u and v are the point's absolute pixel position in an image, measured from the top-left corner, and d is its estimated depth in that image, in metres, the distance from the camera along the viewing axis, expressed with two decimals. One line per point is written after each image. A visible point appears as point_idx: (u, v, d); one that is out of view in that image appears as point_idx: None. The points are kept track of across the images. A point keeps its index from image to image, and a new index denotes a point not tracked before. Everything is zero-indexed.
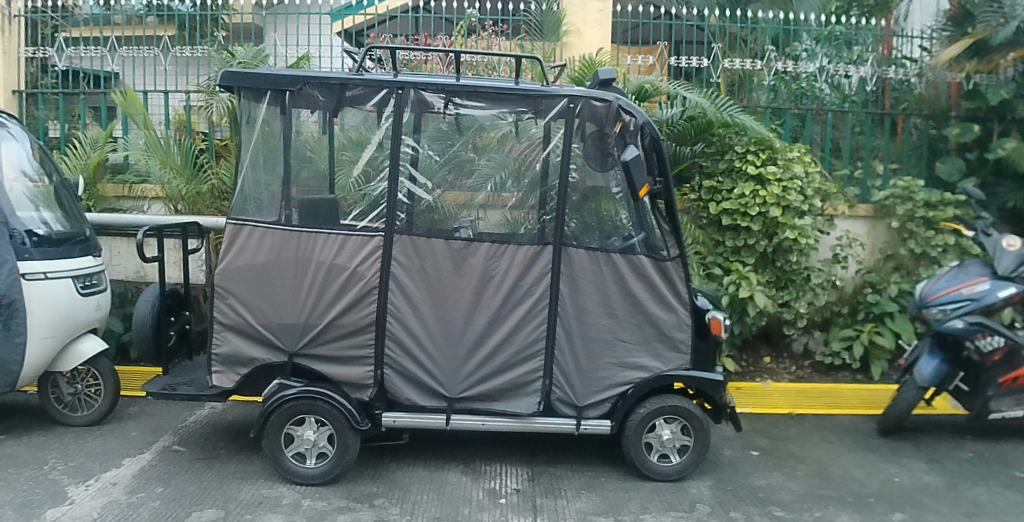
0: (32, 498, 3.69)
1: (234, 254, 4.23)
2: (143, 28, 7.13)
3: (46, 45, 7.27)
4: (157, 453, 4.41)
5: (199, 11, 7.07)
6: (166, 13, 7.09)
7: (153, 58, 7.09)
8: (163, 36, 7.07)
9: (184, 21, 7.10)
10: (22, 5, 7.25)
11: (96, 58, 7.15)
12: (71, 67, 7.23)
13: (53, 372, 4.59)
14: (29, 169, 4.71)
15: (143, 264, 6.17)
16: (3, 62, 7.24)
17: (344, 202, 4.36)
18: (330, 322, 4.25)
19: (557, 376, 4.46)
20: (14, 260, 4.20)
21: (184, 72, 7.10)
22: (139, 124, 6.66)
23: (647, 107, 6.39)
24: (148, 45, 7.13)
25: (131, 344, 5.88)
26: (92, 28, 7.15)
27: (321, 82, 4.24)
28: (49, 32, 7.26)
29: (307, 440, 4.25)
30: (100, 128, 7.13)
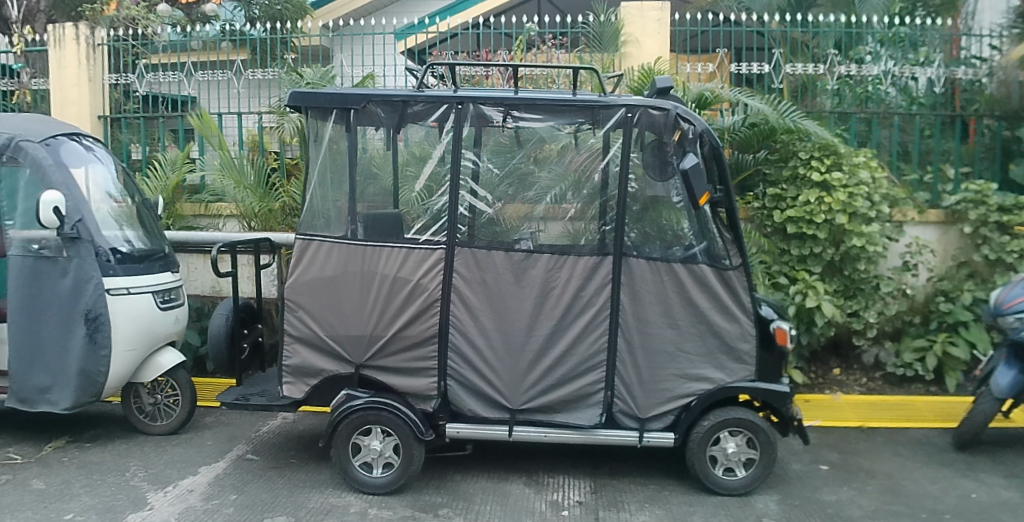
0: (114, 503, 3.86)
1: (303, 268, 4.37)
2: (217, 53, 7.34)
3: (128, 72, 7.61)
4: (231, 461, 4.52)
5: (268, 34, 7.25)
6: (239, 38, 7.21)
7: (225, 81, 7.29)
8: (236, 60, 7.24)
9: (256, 45, 7.23)
10: (105, 34, 7.61)
11: (175, 83, 7.43)
12: (151, 92, 7.56)
13: (136, 383, 4.65)
14: (114, 191, 4.74)
15: (218, 279, 6.36)
16: (88, 90, 7.60)
17: (407, 217, 4.45)
18: (396, 334, 4.32)
19: (619, 388, 4.45)
20: (100, 276, 4.20)
21: (255, 94, 7.27)
22: (213, 145, 6.91)
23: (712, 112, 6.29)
24: (221, 69, 7.30)
25: (207, 357, 6.01)
26: (171, 55, 7.46)
27: (384, 98, 4.35)
28: (130, 59, 7.57)
29: (374, 450, 4.33)
30: (177, 150, 7.41)
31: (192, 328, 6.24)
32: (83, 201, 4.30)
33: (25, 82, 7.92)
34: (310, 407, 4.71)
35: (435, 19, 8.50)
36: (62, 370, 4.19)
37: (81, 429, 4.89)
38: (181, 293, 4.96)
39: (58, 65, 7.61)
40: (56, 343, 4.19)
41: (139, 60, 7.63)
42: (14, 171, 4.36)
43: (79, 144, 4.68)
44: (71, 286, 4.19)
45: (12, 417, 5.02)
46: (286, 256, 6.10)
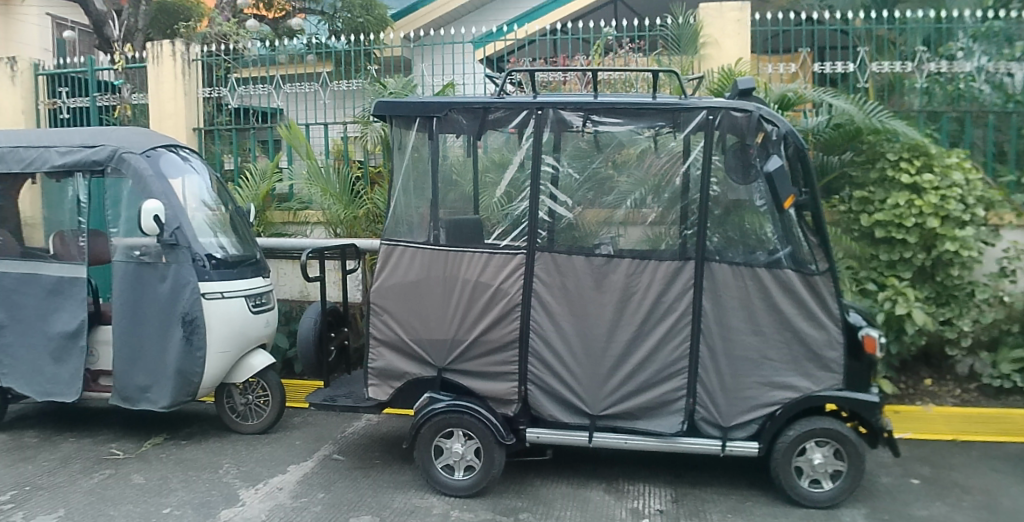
0: (208, 498, 4.01)
1: (387, 272, 4.46)
2: (303, 66, 7.53)
3: (220, 86, 7.90)
4: (318, 461, 4.58)
5: (352, 46, 7.37)
6: (323, 51, 7.35)
7: (312, 93, 7.50)
8: (322, 72, 7.42)
9: (340, 57, 7.34)
10: (199, 50, 7.92)
11: (264, 96, 7.65)
12: (243, 105, 7.80)
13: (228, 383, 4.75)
14: (209, 199, 4.72)
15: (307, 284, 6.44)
16: (184, 103, 7.88)
17: (488, 223, 4.50)
18: (477, 338, 4.37)
19: (701, 396, 4.38)
20: (196, 281, 4.25)
21: (341, 104, 7.45)
22: (302, 154, 6.96)
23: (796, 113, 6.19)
24: (307, 81, 7.52)
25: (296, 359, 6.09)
26: (260, 69, 7.66)
27: (465, 106, 4.44)
28: (223, 73, 7.86)
29: (456, 453, 4.36)
30: (267, 160, 7.59)
31: (281, 332, 6.37)
32: (180, 210, 4.34)
33: (125, 98, 8.24)
34: (393, 409, 4.78)
35: (512, 26, 8.49)
36: (161, 371, 4.29)
37: (178, 427, 5.05)
38: (271, 296, 4.93)
39: (155, 80, 7.89)
40: (155, 345, 4.29)
41: (230, 74, 7.89)
42: (118, 181, 4.40)
43: (176, 154, 4.66)
44: (169, 291, 4.27)
45: (115, 415, 5.26)
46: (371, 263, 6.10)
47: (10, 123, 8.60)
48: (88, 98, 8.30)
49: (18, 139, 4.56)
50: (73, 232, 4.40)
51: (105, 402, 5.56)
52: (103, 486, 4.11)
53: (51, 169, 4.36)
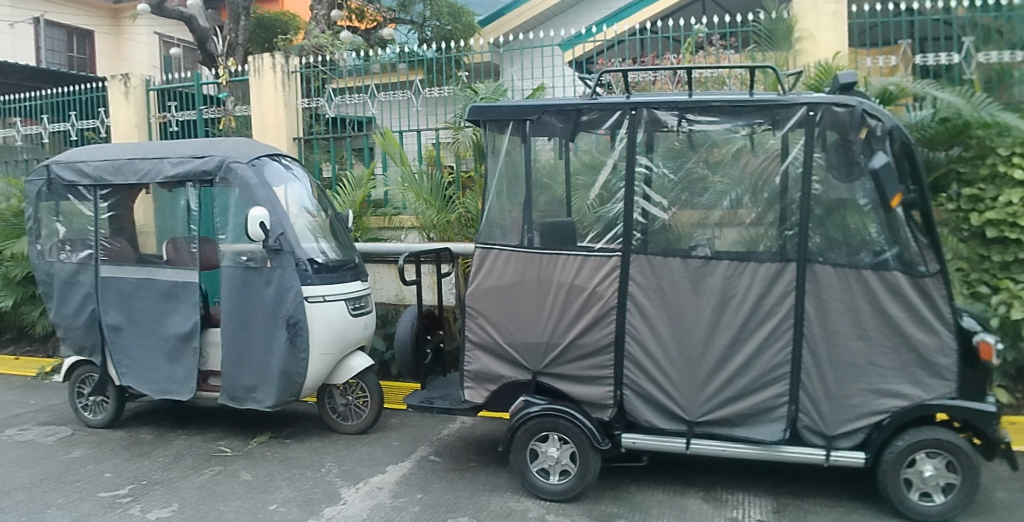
0: (311, 496, 4.12)
1: (483, 275, 4.51)
2: (394, 75, 7.51)
3: (317, 96, 8.05)
4: (416, 462, 4.64)
5: (442, 54, 7.31)
6: (415, 59, 7.36)
7: (405, 101, 7.48)
8: (415, 80, 7.39)
9: (431, 65, 7.35)
10: (297, 62, 8.10)
11: (359, 105, 7.75)
12: (340, 114, 7.94)
13: (329, 384, 4.85)
14: (310, 205, 4.84)
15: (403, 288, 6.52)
16: (284, 114, 8.08)
17: (580, 225, 4.48)
18: (572, 342, 4.34)
19: (804, 403, 4.21)
20: (299, 285, 4.38)
21: (433, 112, 7.43)
22: (396, 160, 7.18)
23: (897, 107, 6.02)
24: (400, 90, 7.50)
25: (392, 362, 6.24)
26: (355, 78, 7.69)
27: (558, 108, 4.45)
28: (320, 84, 8.00)
29: (551, 457, 4.35)
30: (364, 167, 7.70)
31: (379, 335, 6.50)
32: (284, 216, 4.47)
33: (229, 109, 8.50)
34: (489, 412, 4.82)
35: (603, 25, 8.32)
36: (267, 372, 4.44)
37: (282, 426, 5.21)
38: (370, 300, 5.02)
39: (257, 93, 8.16)
40: (261, 347, 4.44)
41: (327, 85, 8.01)
42: (226, 190, 4.55)
43: (279, 163, 4.80)
44: (274, 295, 4.42)
45: (222, 413, 5.48)
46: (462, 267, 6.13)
47: (124, 138, 9.07)
48: (195, 110, 8.63)
49: (131, 151, 4.71)
50: (184, 239, 4.57)
51: (213, 400, 5.81)
52: (213, 482, 4.27)
53: (164, 180, 4.53)
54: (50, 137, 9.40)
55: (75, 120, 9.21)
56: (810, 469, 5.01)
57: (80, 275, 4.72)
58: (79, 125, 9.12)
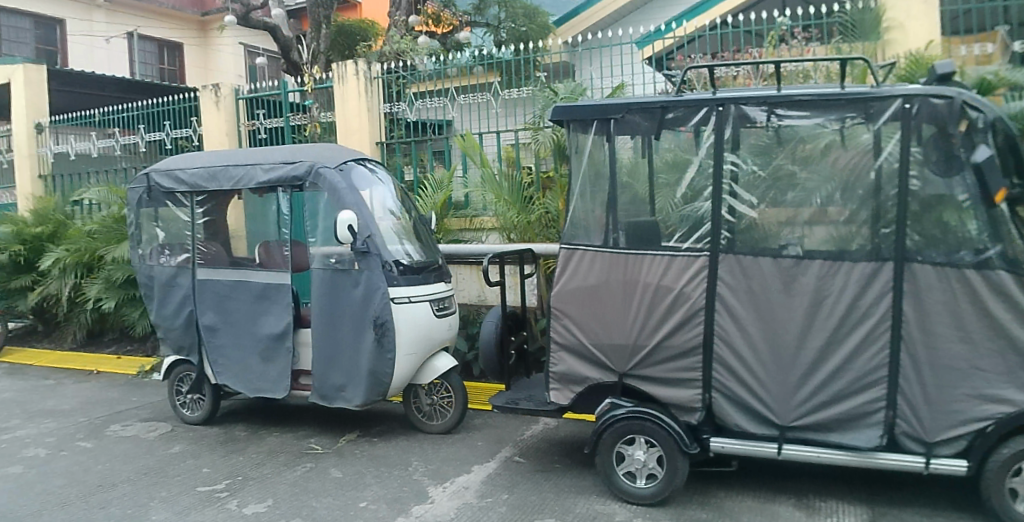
0: (400, 494, 4.18)
1: (568, 276, 4.50)
2: (471, 78, 7.45)
3: (398, 101, 8.03)
4: (501, 462, 4.65)
5: (519, 55, 7.16)
6: (490, 61, 7.28)
7: (485, 103, 7.40)
8: (493, 82, 7.30)
9: (507, 67, 7.23)
10: (378, 67, 8.04)
11: (438, 109, 7.65)
12: (420, 118, 7.86)
13: (415, 384, 4.92)
14: (394, 207, 4.91)
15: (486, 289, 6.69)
16: (368, 120, 8.09)
17: (664, 224, 4.39)
18: (659, 343, 4.29)
19: (903, 408, 3.93)
20: (386, 287, 4.46)
21: (513, 112, 7.29)
22: (476, 162, 7.12)
23: (999, 96, 5.74)
24: (481, 92, 7.40)
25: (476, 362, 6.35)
26: (433, 83, 7.62)
27: (643, 107, 4.40)
28: (399, 89, 7.98)
29: (637, 460, 4.28)
30: (445, 170, 7.66)
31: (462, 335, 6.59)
32: (371, 218, 4.55)
33: (315, 116, 8.62)
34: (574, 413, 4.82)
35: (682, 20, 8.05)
36: (355, 371, 4.53)
37: (369, 424, 5.31)
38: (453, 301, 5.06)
39: (342, 100, 8.20)
40: (349, 347, 4.54)
41: (408, 89, 7.92)
42: (316, 194, 4.68)
43: (365, 167, 4.89)
44: (361, 296, 4.51)
45: (310, 411, 5.64)
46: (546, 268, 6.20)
47: (216, 145, 9.29)
48: (282, 118, 8.78)
49: (225, 158, 4.89)
50: (278, 243, 4.77)
51: (302, 399, 5.99)
52: (305, 478, 4.38)
53: (256, 185, 4.66)
54: (147, 147, 9.75)
55: (169, 130, 9.52)
56: (911, 478, 4.75)
57: (179, 278, 4.94)
58: (173, 134, 9.41)
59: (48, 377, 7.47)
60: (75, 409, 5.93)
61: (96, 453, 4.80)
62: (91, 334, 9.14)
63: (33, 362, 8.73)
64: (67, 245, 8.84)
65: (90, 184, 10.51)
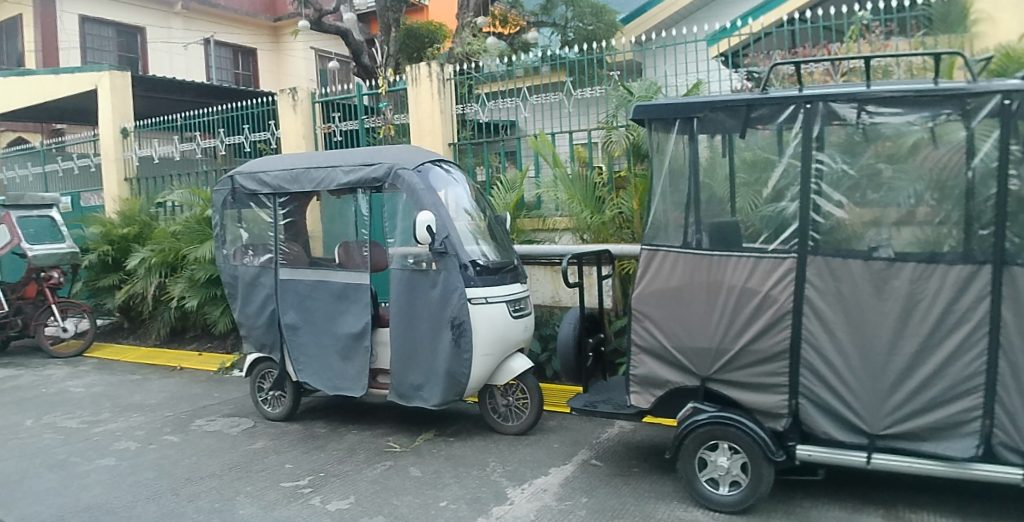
0: (479, 495, 4.17)
1: (649, 278, 4.47)
2: (539, 78, 7.44)
3: (470, 102, 8.03)
4: (578, 465, 4.62)
5: (585, 55, 7.14)
6: (557, 61, 7.27)
7: (557, 103, 7.36)
8: (563, 81, 7.26)
9: (574, 66, 7.20)
10: (451, 69, 8.07)
11: (511, 109, 7.63)
12: (492, 119, 7.85)
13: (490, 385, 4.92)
14: (469, 208, 4.92)
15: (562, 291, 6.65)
16: (441, 121, 8.05)
17: (745, 225, 4.28)
18: (744, 347, 4.19)
19: (1001, 417, 3.67)
20: (463, 287, 4.47)
21: (585, 112, 7.24)
22: (549, 162, 7.14)
23: None
24: (552, 91, 7.36)
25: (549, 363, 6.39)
26: (503, 83, 7.61)
27: (727, 105, 4.32)
28: (469, 90, 8.01)
29: (721, 466, 4.19)
30: (517, 170, 7.67)
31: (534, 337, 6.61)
32: (448, 220, 4.58)
33: (389, 118, 8.70)
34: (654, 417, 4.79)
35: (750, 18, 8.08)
36: (433, 371, 4.56)
37: (446, 424, 5.34)
38: (528, 302, 5.04)
39: (415, 101, 8.23)
40: (427, 347, 4.58)
41: (479, 90, 7.94)
42: (394, 195, 4.75)
43: (441, 168, 4.92)
44: (440, 296, 4.54)
45: (386, 409, 5.71)
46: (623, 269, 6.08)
47: (294, 148, 9.48)
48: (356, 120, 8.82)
49: (305, 161, 5.00)
50: (356, 244, 4.87)
51: (377, 398, 6.07)
52: (386, 476, 4.42)
53: (337, 187, 4.76)
54: (226, 150, 10.08)
55: (249, 133, 9.81)
56: (1013, 492, 4.47)
57: (262, 278, 5.07)
58: (253, 137, 9.66)
59: (136, 372, 7.80)
60: (161, 404, 6.15)
61: (183, 447, 4.96)
62: (174, 331, 9.59)
63: (120, 356, 9.12)
64: (153, 244, 9.24)
65: (172, 187, 10.98)
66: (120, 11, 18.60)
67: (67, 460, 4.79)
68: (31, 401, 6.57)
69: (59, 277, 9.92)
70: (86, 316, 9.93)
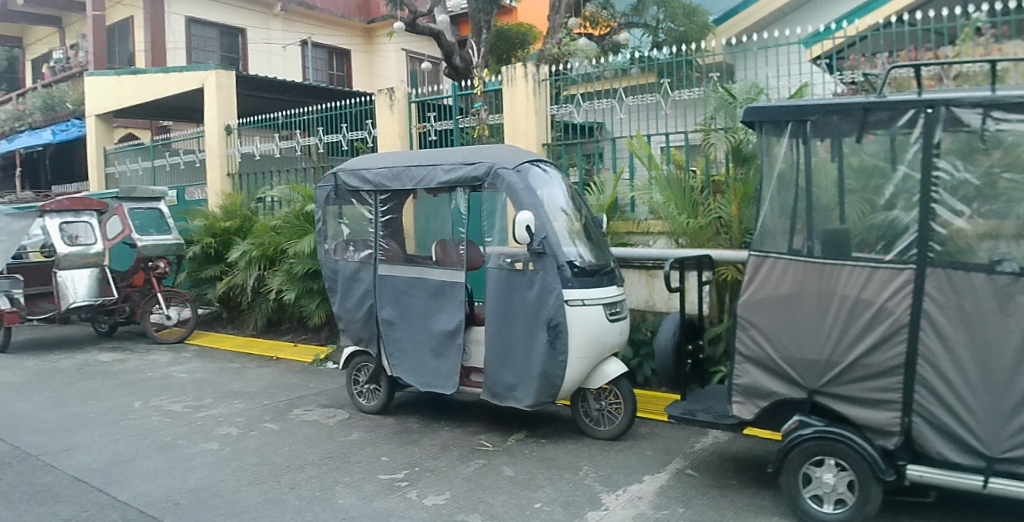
0: (573, 499, 4.11)
1: (757, 285, 4.37)
2: (628, 79, 7.43)
3: (566, 103, 8.01)
4: (673, 474, 4.53)
5: (676, 56, 7.11)
6: (648, 63, 7.26)
7: (655, 104, 7.32)
8: (662, 82, 7.20)
9: (666, 68, 7.16)
10: (546, 70, 8.03)
11: (606, 110, 7.56)
12: (589, 120, 7.81)
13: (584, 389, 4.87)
14: (566, 207, 4.88)
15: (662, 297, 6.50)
16: (535, 121, 8.06)
17: (856, 234, 4.08)
18: (856, 361, 4.00)
19: None
20: (560, 288, 4.45)
21: (682, 114, 7.17)
22: (646, 164, 7.16)
23: None
24: (648, 92, 7.36)
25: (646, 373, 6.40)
26: (605, 82, 7.54)
27: (843, 108, 4.13)
28: (569, 91, 7.96)
29: (826, 484, 4.02)
30: (610, 171, 7.62)
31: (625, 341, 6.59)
32: (547, 221, 4.56)
33: (483, 118, 8.70)
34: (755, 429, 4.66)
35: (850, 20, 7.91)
36: (528, 371, 4.57)
37: (536, 426, 5.32)
38: (624, 306, 4.95)
39: (509, 101, 8.26)
40: (523, 347, 4.59)
41: (572, 91, 7.93)
42: (494, 194, 4.79)
43: (538, 168, 4.89)
44: (536, 297, 4.53)
45: (478, 407, 5.74)
46: (724, 277, 6.12)
47: (390, 147, 9.72)
48: (451, 120, 9.04)
49: (406, 159, 5.11)
50: (453, 241, 4.87)
51: (466, 396, 6.13)
52: (479, 474, 4.43)
53: (437, 185, 4.83)
54: (324, 148, 10.34)
55: (348, 131, 10.14)
56: None
57: (361, 273, 5.23)
58: (351, 136, 10.02)
59: (234, 360, 8.12)
60: (259, 392, 6.39)
61: (281, 435, 5.12)
62: (271, 323, 10.03)
63: (220, 345, 9.59)
64: (253, 238, 9.64)
65: (271, 182, 11.35)
66: (224, 13, 19.43)
67: (175, 443, 5.02)
68: (140, 384, 6.93)
69: (165, 267, 10.46)
70: (188, 305, 10.52)
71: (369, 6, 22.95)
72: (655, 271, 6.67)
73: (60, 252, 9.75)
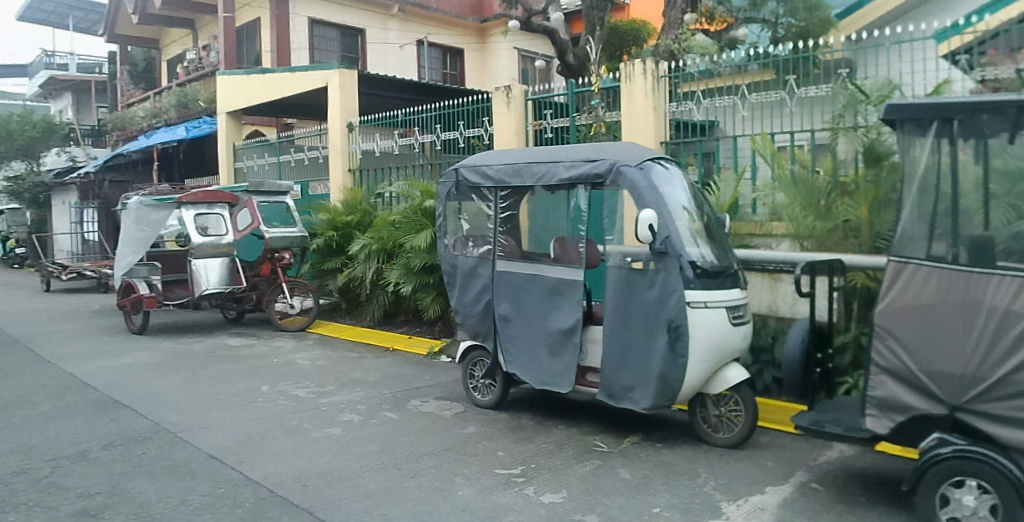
0: (692, 506, 3.99)
1: (896, 292, 4.10)
2: (746, 77, 7.26)
3: (685, 100, 7.88)
4: (798, 487, 4.35)
5: (799, 52, 6.92)
6: (769, 60, 7.11)
7: (778, 102, 7.08)
8: (788, 78, 6.99)
9: (788, 64, 6.99)
10: (665, 67, 7.93)
11: (728, 108, 7.44)
12: (710, 118, 7.63)
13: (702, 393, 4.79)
14: (687, 206, 4.80)
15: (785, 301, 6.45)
16: (653, 118, 7.95)
17: (1005, 240, 3.75)
18: (1005, 377, 3.63)
19: None
20: (682, 289, 4.37)
21: (808, 111, 6.93)
22: (772, 164, 7.00)
23: None
24: (771, 89, 7.12)
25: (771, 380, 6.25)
26: (730, 78, 7.36)
27: (995, 106, 3.83)
28: (689, 88, 7.79)
29: (965, 506, 3.62)
30: (731, 170, 7.48)
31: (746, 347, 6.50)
32: (669, 220, 4.49)
33: (599, 115, 8.66)
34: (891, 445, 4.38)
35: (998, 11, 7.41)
36: (645, 372, 4.52)
37: (651, 429, 5.28)
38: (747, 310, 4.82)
39: (627, 98, 8.12)
40: (641, 348, 4.54)
41: (690, 88, 7.80)
42: (616, 192, 4.85)
43: (659, 167, 4.86)
44: (656, 297, 4.47)
45: (591, 408, 5.76)
46: (855, 282, 5.92)
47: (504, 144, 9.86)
48: (567, 118, 9.04)
49: (529, 156, 5.26)
50: (573, 239, 4.95)
51: (578, 396, 6.16)
52: (594, 475, 4.42)
53: (558, 182, 4.97)
54: (440, 144, 10.66)
55: (463, 129, 10.31)
56: None
57: (479, 269, 5.41)
58: (468, 133, 10.15)
59: (352, 349, 8.49)
60: (378, 382, 6.65)
61: (400, 425, 5.29)
62: (387, 315, 10.45)
63: (336, 334, 10.06)
64: (372, 232, 10.09)
65: (391, 179, 11.82)
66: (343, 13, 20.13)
67: (301, 426, 5.29)
68: (266, 369, 7.37)
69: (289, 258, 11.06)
70: (309, 295, 10.93)
71: (482, 4, 23.31)
72: (779, 275, 6.60)
73: (196, 241, 10.49)
